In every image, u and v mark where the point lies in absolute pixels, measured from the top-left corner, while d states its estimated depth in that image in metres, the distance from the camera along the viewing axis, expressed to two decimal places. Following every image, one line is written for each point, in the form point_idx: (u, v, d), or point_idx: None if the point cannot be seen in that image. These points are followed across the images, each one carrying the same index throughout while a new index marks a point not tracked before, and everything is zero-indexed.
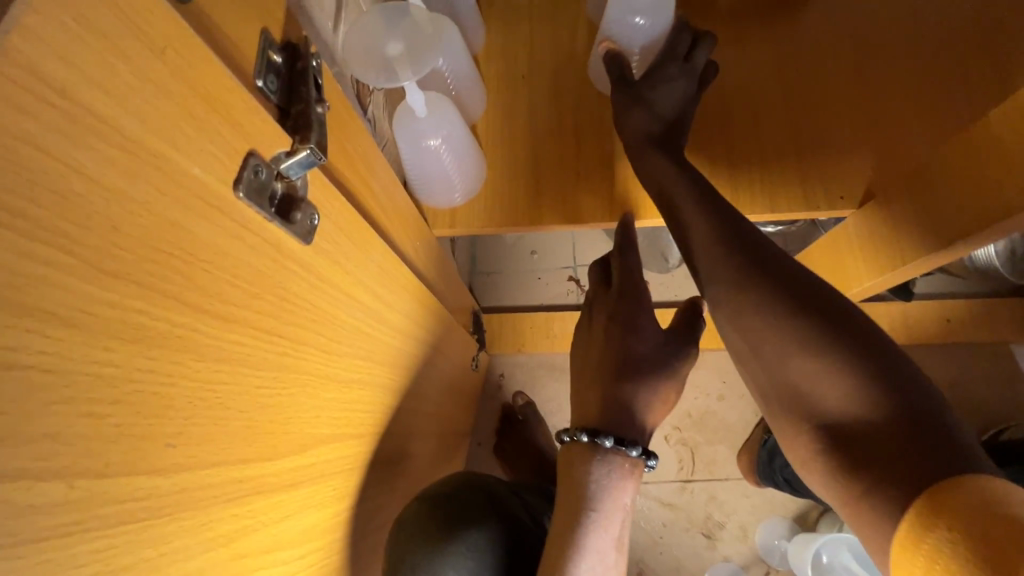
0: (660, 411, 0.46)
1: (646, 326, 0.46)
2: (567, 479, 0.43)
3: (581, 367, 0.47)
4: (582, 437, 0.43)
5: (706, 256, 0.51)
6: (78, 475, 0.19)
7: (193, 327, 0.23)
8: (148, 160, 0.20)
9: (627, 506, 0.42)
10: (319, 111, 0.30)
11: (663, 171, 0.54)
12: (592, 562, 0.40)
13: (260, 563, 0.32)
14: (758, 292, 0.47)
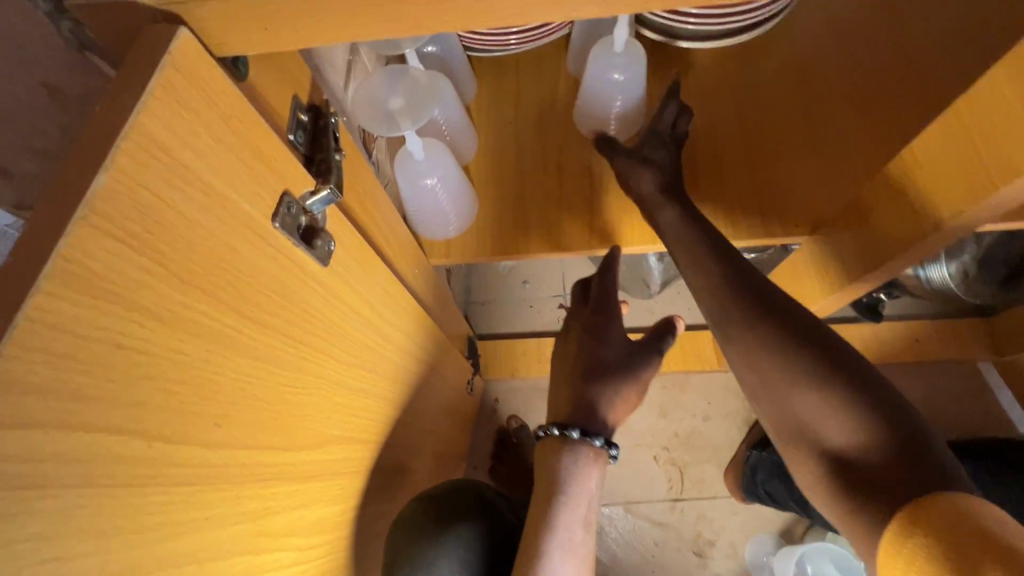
0: (624, 410, 0.52)
1: (613, 335, 0.53)
2: (543, 471, 0.48)
3: (556, 372, 0.54)
4: (553, 431, 0.48)
5: (714, 297, 0.56)
6: (155, 437, 0.24)
7: (237, 328, 0.29)
8: (214, 197, 0.26)
9: (595, 491, 0.47)
10: (338, 158, 0.37)
11: (672, 223, 0.60)
12: (564, 539, 0.44)
13: (280, 543, 0.37)
14: (764, 332, 0.52)
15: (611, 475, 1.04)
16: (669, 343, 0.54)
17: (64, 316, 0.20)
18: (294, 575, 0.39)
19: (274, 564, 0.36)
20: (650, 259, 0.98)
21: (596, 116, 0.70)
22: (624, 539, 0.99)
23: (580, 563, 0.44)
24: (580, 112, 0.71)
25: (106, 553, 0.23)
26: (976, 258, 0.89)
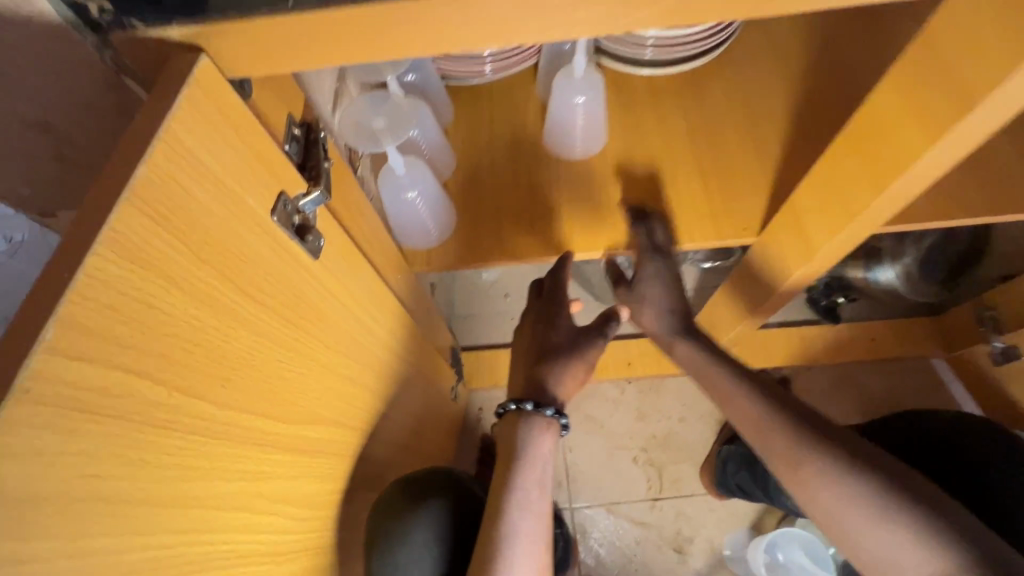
0: (574, 386, 0.61)
1: (563, 323, 0.63)
2: (503, 442, 0.57)
3: (518, 357, 0.64)
4: (510, 406, 0.57)
5: (762, 431, 0.59)
6: (175, 386, 0.29)
7: (241, 303, 0.34)
8: (225, 192, 0.32)
9: (548, 455, 0.56)
10: (326, 166, 0.43)
11: (692, 358, 0.74)
12: (521, 500, 0.52)
13: (275, 507, 0.41)
14: (815, 458, 0.54)
15: (593, 478, 1.07)
16: (610, 330, 0.63)
17: (110, 275, 0.25)
18: (286, 540, 0.43)
19: (269, 528, 0.41)
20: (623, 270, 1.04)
21: (563, 135, 0.78)
22: (607, 540, 1.03)
23: (539, 518, 0.51)
24: (548, 143, 0.80)
25: (134, 479, 0.27)
26: (917, 259, 0.97)
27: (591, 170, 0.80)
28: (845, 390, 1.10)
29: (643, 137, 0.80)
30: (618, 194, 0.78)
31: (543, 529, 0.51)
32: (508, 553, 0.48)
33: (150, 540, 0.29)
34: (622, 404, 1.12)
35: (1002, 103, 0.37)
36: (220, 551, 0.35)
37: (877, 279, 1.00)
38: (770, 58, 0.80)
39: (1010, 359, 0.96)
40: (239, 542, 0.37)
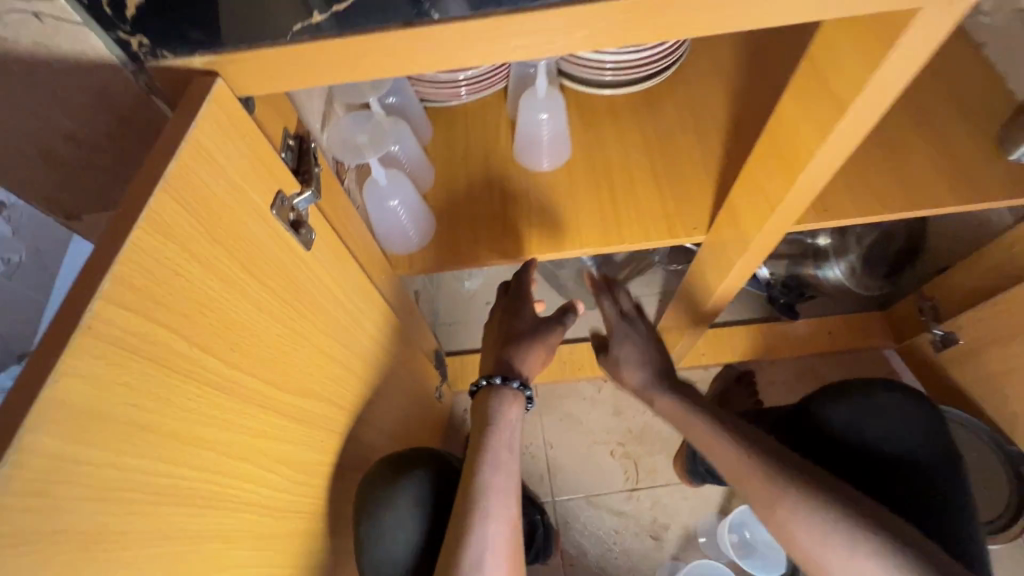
0: (537, 365, 0.71)
1: (526, 312, 0.73)
2: (477, 414, 0.66)
3: (487, 344, 0.73)
4: (482, 381, 0.67)
5: (739, 472, 0.66)
6: (194, 342, 0.36)
7: (244, 281, 0.41)
8: (234, 187, 0.39)
9: (516, 421, 0.65)
10: (316, 171, 0.50)
11: (670, 410, 0.78)
12: (493, 459, 0.61)
13: (273, 465, 0.47)
14: (791, 497, 0.61)
15: (573, 471, 1.13)
16: (569, 318, 0.73)
17: (150, 245, 0.32)
18: (284, 498, 0.49)
19: (268, 483, 0.47)
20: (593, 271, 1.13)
21: (531, 149, 0.86)
22: (588, 529, 1.08)
23: (509, 473, 0.61)
24: (519, 157, 0.89)
25: (162, 415, 0.34)
26: (860, 256, 1.06)
27: (556, 179, 0.88)
28: (804, 381, 1.19)
29: (603, 149, 0.89)
30: (581, 200, 0.87)
31: (513, 482, 0.60)
32: (484, 502, 0.58)
33: (175, 468, 0.35)
34: (599, 401, 1.18)
35: (867, 106, 0.46)
36: (227, 494, 0.41)
37: (827, 276, 1.08)
38: (714, 78, 0.91)
39: (949, 344, 1.01)
40: (243, 489, 0.43)
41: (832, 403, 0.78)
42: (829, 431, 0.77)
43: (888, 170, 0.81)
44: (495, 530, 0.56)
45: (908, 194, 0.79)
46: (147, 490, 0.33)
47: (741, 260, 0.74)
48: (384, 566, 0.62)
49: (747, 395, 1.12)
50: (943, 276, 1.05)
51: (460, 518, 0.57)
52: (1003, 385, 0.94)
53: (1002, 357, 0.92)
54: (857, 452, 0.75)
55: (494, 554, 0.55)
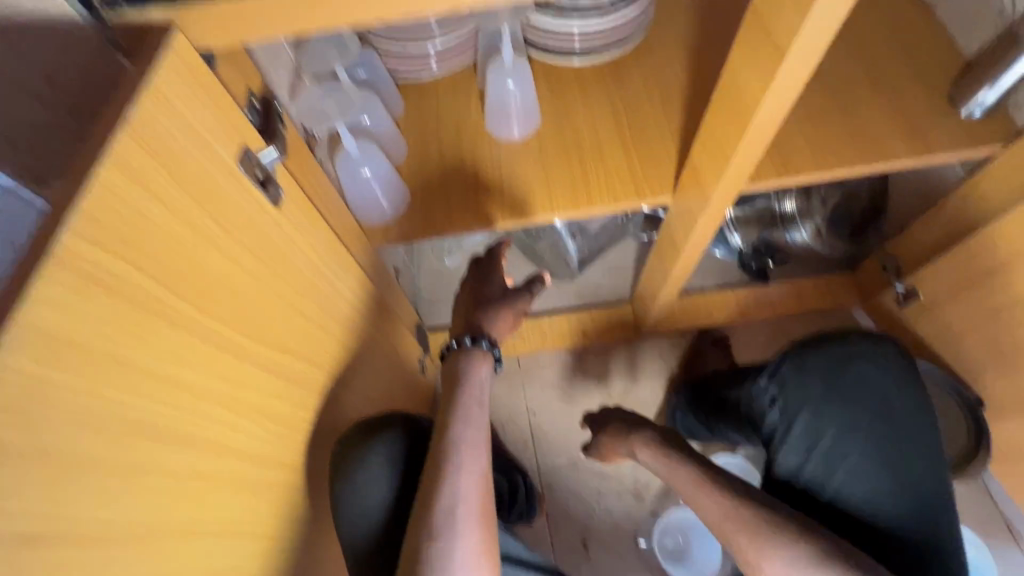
0: (506, 328, 0.72)
1: (494, 279, 0.74)
2: (448, 374, 0.68)
3: (456, 311, 0.74)
4: (453, 343, 0.69)
5: (725, 525, 0.64)
6: (165, 285, 0.38)
7: (213, 231, 0.43)
8: (197, 139, 0.40)
9: (486, 379, 0.67)
10: (281, 130, 0.52)
11: (649, 457, 0.75)
12: (464, 415, 0.63)
13: (251, 415, 0.49)
14: (786, 550, 0.60)
15: (557, 437, 1.16)
16: (531, 295, 0.73)
17: (116, 186, 0.33)
18: (263, 448, 0.51)
19: (246, 432, 0.48)
20: (568, 242, 1.15)
21: (501, 119, 0.88)
22: (571, 492, 1.11)
23: (480, 428, 0.63)
24: (488, 128, 0.90)
25: (136, 351, 0.35)
26: (824, 218, 1.10)
27: (527, 148, 0.90)
28: (776, 342, 1.23)
29: (572, 117, 0.91)
30: (551, 167, 0.89)
31: (484, 437, 0.62)
32: (456, 456, 0.59)
33: (151, 403, 0.37)
34: (579, 370, 1.21)
35: (808, 52, 0.49)
36: (204, 437, 0.43)
37: (794, 239, 1.12)
38: (678, 44, 0.93)
39: (911, 300, 1.07)
40: (220, 435, 0.45)
41: (812, 346, 0.74)
42: (800, 373, 0.73)
43: (846, 127, 0.84)
44: (466, 481, 0.58)
45: (863, 149, 0.83)
46: (123, 423, 0.35)
47: (705, 217, 0.77)
48: (359, 521, 0.65)
49: (723, 355, 1.16)
50: (906, 236, 1.08)
51: (432, 470, 0.59)
52: (959, 334, 0.99)
53: (959, 307, 0.96)
54: (820, 407, 0.71)
55: (465, 503, 0.57)
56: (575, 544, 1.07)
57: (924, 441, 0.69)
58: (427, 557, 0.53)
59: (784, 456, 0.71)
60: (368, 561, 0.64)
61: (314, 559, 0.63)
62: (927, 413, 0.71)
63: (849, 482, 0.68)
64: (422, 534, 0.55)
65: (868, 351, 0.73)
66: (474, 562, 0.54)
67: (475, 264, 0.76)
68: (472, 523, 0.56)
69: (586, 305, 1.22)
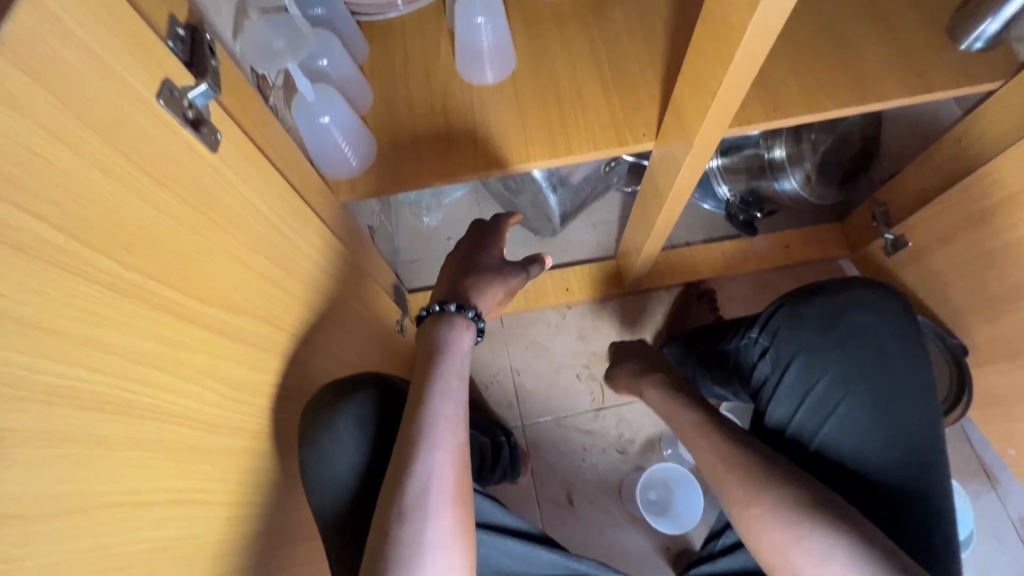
0: (493, 304, 0.70)
1: (491, 251, 0.71)
2: (427, 336, 0.65)
3: (443, 272, 0.71)
4: (435, 307, 0.66)
5: (714, 471, 0.64)
6: (73, 235, 0.33)
7: (133, 176, 0.38)
8: (102, 67, 0.35)
9: (466, 349, 0.64)
10: (213, 66, 0.47)
11: (655, 396, 0.79)
12: (443, 388, 0.60)
13: (198, 379, 0.45)
14: (771, 497, 0.59)
15: (542, 396, 1.14)
16: (527, 275, 0.71)
17: None
18: (216, 415, 0.48)
19: (196, 397, 0.45)
20: (548, 195, 1.06)
21: (472, 61, 0.81)
22: (556, 449, 1.11)
23: (458, 401, 0.60)
24: (460, 71, 0.84)
25: (38, 309, 0.31)
26: (815, 164, 1.05)
27: (502, 93, 0.84)
28: (763, 296, 1.21)
29: (549, 58, 0.85)
30: (528, 112, 0.82)
31: (462, 410, 0.60)
32: (432, 430, 0.57)
33: (65, 367, 0.33)
34: (563, 328, 1.18)
35: None
36: (144, 403, 0.39)
37: (784, 189, 1.08)
38: None
39: (899, 248, 1.04)
40: (164, 401, 0.41)
41: (808, 295, 0.71)
42: (794, 322, 0.70)
43: (840, 64, 0.79)
44: (441, 459, 0.55)
45: (856, 87, 0.78)
46: (36, 389, 0.31)
47: (688, 163, 0.72)
48: (329, 487, 0.62)
49: (707, 309, 1.15)
50: (896, 181, 1.05)
51: (406, 446, 0.56)
52: (947, 282, 0.97)
53: (949, 255, 0.94)
54: (814, 354, 0.69)
55: (439, 481, 0.54)
56: (561, 500, 1.07)
57: (921, 390, 0.67)
58: (397, 535, 0.52)
59: (775, 404, 0.69)
60: (341, 528, 0.61)
61: (287, 525, 0.61)
62: (925, 362, 0.69)
63: (838, 435, 0.66)
64: (393, 512, 0.53)
65: (863, 298, 0.70)
66: (449, 542, 0.52)
67: (478, 229, 0.73)
68: (447, 504, 0.54)
69: (575, 260, 1.21)
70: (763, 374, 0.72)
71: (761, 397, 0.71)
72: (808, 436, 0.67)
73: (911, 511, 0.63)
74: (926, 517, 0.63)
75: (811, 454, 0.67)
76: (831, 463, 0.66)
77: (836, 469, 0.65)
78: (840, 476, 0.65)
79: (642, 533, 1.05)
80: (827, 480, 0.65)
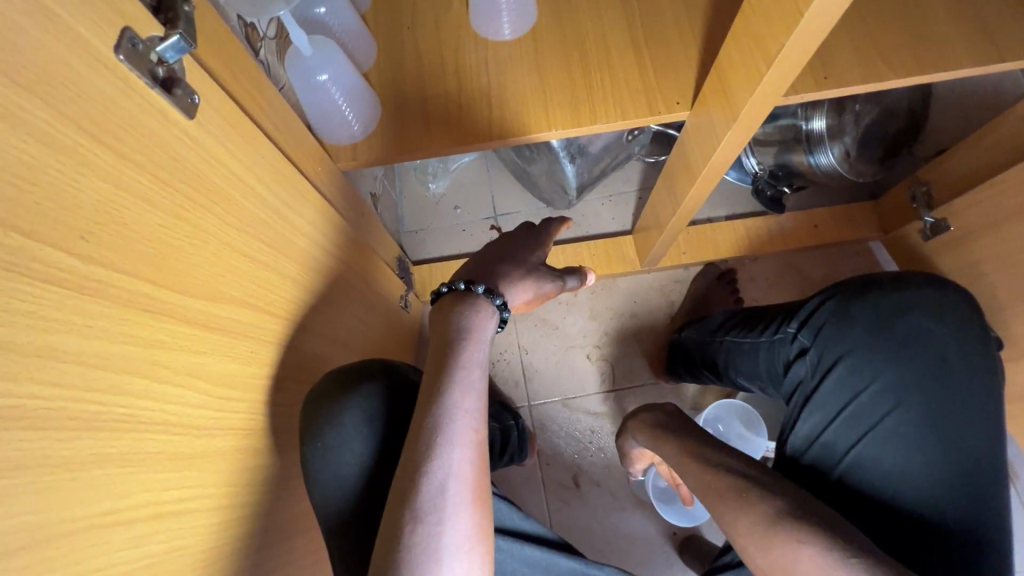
0: (523, 303, 0.65)
1: (536, 253, 0.67)
2: (446, 317, 0.59)
3: (472, 257, 0.66)
4: (460, 285, 0.61)
5: (700, 477, 0.60)
6: (13, 227, 0.27)
7: (90, 150, 0.31)
8: (37, 9, 0.28)
9: (488, 336, 0.59)
10: (186, 10, 0.38)
11: (643, 432, 0.75)
12: (463, 376, 0.55)
13: (179, 380, 0.40)
14: (742, 497, 0.55)
15: (549, 377, 1.10)
16: (558, 287, 0.67)
17: None
18: (202, 417, 0.43)
19: (178, 400, 0.40)
20: (565, 165, 0.99)
21: (488, 13, 0.72)
22: (564, 431, 1.07)
23: (478, 394, 0.55)
24: (472, 26, 0.75)
25: None
26: (855, 138, 0.97)
27: (521, 51, 0.75)
28: (787, 277, 1.14)
29: (574, 11, 0.76)
30: (548, 74, 0.74)
31: (481, 405, 0.55)
32: (450, 424, 0.52)
33: (14, 385, 0.28)
34: (575, 306, 1.13)
35: None
36: (115, 414, 0.34)
37: (819, 164, 1.00)
38: None
39: (938, 233, 0.97)
40: (140, 408, 0.36)
41: (860, 295, 0.68)
42: (843, 321, 0.67)
43: (902, 27, 0.70)
44: (460, 456, 0.51)
45: (919, 52, 0.69)
46: None
47: (728, 138, 0.65)
48: (334, 485, 0.58)
49: (728, 292, 1.08)
50: (941, 160, 0.98)
51: (421, 440, 0.51)
52: (990, 272, 0.90)
53: (996, 241, 0.87)
54: (865, 355, 0.66)
55: (457, 480, 0.50)
56: (567, 482, 1.05)
57: (974, 410, 0.64)
58: (411, 536, 0.47)
59: (811, 410, 0.66)
60: (347, 528, 0.58)
61: (286, 521, 0.58)
62: (982, 382, 0.65)
63: (883, 442, 0.63)
64: (406, 512, 0.48)
65: (924, 299, 0.67)
66: (467, 547, 0.48)
67: (526, 230, 0.70)
68: (465, 504, 0.49)
69: (589, 235, 1.14)
70: (798, 376, 0.69)
71: (795, 402, 0.68)
72: (842, 448, 0.64)
73: (945, 541, 0.60)
74: (961, 550, 0.59)
75: (843, 468, 0.63)
76: (862, 480, 0.63)
77: (868, 488, 0.62)
78: (871, 496, 0.62)
79: (647, 517, 1.03)
80: (854, 499, 0.62)
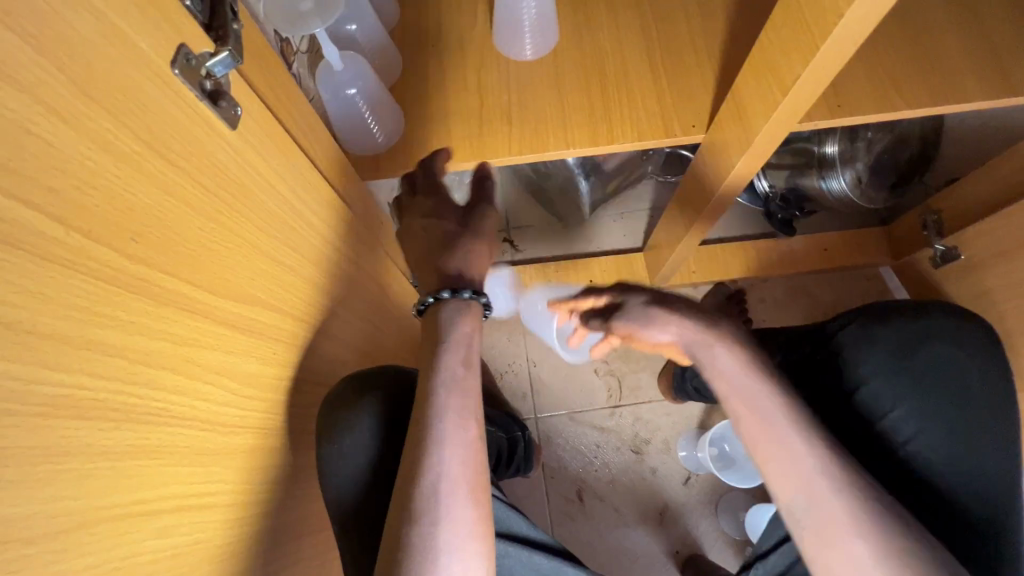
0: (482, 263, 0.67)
1: (446, 211, 0.67)
2: (431, 325, 0.61)
3: (417, 276, 0.68)
4: (428, 299, 0.61)
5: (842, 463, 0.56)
6: (73, 227, 0.29)
7: (142, 156, 0.33)
8: (108, 26, 0.31)
9: (473, 338, 0.60)
10: (236, 28, 0.40)
11: None
12: (447, 378, 0.56)
13: (208, 376, 0.42)
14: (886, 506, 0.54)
15: (556, 389, 1.11)
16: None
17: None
18: (226, 414, 0.44)
19: (206, 395, 0.41)
20: (580, 181, 1.02)
21: (512, 34, 0.75)
22: (570, 444, 1.08)
23: (468, 395, 0.56)
24: (495, 45, 0.78)
25: (32, 312, 0.27)
26: (868, 164, 0.98)
27: (541, 71, 0.77)
28: (797, 301, 1.15)
29: (595, 34, 0.78)
30: (567, 94, 0.76)
31: (471, 406, 0.55)
32: (441, 425, 0.53)
33: (63, 378, 0.29)
34: None
35: None
36: (149, 407, 0.36)
37: (831, 188, 1.01)
38: None
39: (948, 261, 0.98)
40: (171, 402, 0.38)
41: (881, 320, 0.69)
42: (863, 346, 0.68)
43: (916, 59, 0.72)
44: (451, 457, 0.52)
45: (931, 85, 0.70)
46: (25, 402, 0.27)
47: (744, 163, 0.67)
48: (346, 488, 0.60)
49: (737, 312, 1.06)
50: (952, 190, 0.99)
51: (415, 442, 0.53)
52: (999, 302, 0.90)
53: (1005, 271, 0.87)
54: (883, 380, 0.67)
55: (450, 481, 0.51)
56: (571, 496, 1.05)
57: (996, 439, 0.64)
58: (408, 537, 0.49)
59: None
60: (357, 531, 0.59)
61: (298, 521, 0.59)
62: (1005, 412, 0.65)
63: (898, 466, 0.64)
64: (402, 513, 0.50)
65: (943, 326, 0.68)
66: (462, 546, 0.49)
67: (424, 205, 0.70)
68: (458, 504, 0.50)
69: (600, 251, 1.16)
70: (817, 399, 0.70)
71: None
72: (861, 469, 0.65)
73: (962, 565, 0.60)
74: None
75: None
76: None
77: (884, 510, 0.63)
78: None
79: (651, 535, 1.03)
80: None
